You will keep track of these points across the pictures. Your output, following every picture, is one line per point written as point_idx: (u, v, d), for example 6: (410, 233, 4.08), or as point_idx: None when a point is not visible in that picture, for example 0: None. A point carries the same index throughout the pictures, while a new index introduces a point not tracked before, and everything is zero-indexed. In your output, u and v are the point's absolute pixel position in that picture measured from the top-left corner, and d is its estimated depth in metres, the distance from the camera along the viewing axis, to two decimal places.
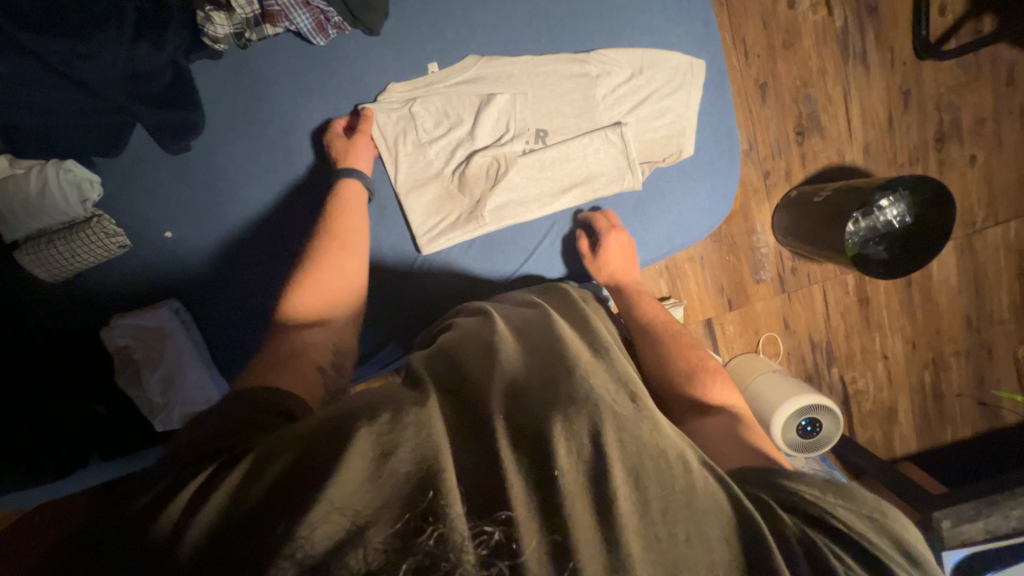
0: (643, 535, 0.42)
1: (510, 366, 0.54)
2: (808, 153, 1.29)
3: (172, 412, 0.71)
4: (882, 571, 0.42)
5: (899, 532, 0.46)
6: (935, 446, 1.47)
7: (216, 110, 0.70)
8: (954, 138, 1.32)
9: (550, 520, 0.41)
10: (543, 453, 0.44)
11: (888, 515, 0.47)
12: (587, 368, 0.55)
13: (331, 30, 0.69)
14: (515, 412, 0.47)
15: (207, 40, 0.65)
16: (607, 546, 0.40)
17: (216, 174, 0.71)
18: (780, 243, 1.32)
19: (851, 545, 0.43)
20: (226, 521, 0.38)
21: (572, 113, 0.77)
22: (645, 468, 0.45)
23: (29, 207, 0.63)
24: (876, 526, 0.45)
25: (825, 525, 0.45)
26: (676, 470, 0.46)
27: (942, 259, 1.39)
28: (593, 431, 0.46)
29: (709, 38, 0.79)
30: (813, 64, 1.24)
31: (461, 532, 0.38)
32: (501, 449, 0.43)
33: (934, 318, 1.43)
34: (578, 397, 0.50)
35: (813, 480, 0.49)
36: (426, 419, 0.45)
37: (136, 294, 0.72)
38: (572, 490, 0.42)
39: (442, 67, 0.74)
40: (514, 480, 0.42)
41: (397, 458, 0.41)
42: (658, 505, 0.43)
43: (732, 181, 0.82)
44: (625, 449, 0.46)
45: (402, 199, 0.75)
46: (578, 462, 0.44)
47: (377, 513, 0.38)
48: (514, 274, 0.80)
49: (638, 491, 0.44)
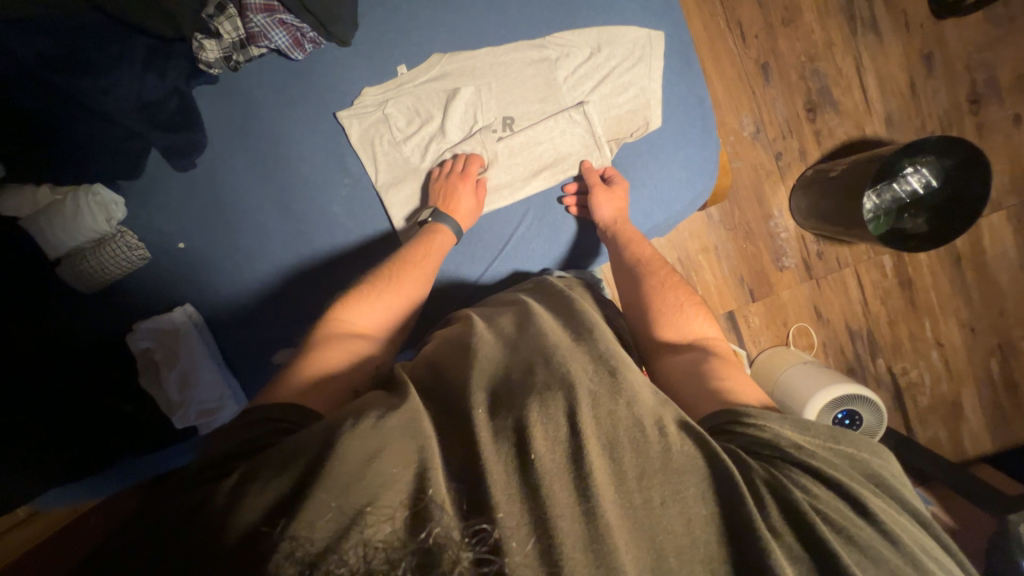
0: (622, 510, 0.41)
1: (486, 358, 0.54)
2: (823, 129, 1.22)
3: (188, 409, 0.78)
4: (863, 510, 0.42)
5: (870, 459, 0.46)
6: (1014, 444, 1.29)
7: (215, 127, 0.78)
8: (992, 100, 1.21)
9: (530, 500, 0.39)
10: (518, 438, 0.43)
11: (857, 440, 0.47)
12: (566, 355, 0.52)
13: (307, 45, 0.76)
14: (496, 405, 0.46)
15: (202, 66, 0.73)
16: (585, 517, 0.39)
17: (220, 188, 0.78)
18: (802, 226, 1.24)
19: (824, 481, 0.43)
20: (238, 536, 0.38)
21: (537, 98, 0.80)
22: (621, 438, 0.44)
23: (65, 227, 0.71)
24: (846, 456, 0.46)
25: (796, 463, 0.45)
26: (651, 436, 0.44)
27: (995, 231, 1.26)
28: (570, 412, 0.44)
29: (670, 12, 0.80)
30: (818, 37, 1.19)
31: (455, 528, 0.37)
32: (477, 421, 0.44)
33: (994, 297, 1.28)
34: (553, 379, 0.47)
35: (783, 421, 0.48)
36: (412, 420, 0.45)
37: (155, 304, 0.80)
38: (550, 471, 0.41)
39: (410, 68, 0.79)
40: (493, 465, 0.41)
41: (384, 461, 0.41)
42: (634, 472, 0.42)
43: (709, 151, 0.81)
44: (600, 423, 0.45)
45: (382, 197, 0.79)
46: (557, 442, 0.43)
47: (375, 511, 0.38)
48: (483, 275, 0.81)
49: (614, 462, 0.43)
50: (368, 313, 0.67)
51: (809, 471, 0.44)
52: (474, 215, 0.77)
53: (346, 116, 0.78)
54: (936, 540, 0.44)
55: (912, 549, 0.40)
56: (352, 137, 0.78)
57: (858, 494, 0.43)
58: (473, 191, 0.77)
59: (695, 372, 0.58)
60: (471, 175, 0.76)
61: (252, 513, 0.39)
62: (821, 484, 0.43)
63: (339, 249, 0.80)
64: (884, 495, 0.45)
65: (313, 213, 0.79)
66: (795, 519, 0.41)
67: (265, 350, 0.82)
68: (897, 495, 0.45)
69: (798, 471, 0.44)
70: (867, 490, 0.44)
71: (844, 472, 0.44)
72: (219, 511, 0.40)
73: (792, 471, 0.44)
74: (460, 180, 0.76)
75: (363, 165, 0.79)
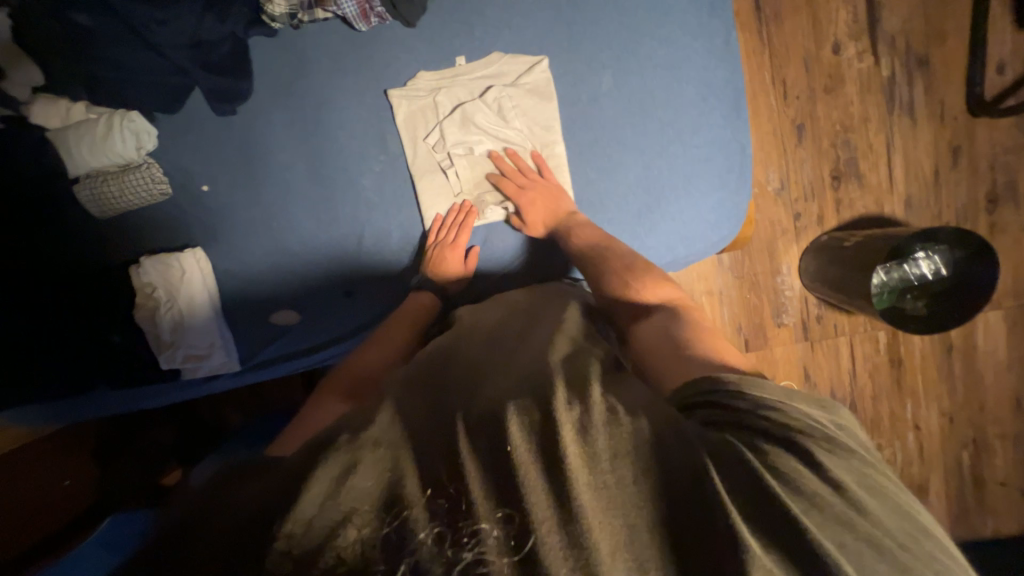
0: (594, 491, 0.38)
1: (486, 362, 0.55)
2: (844, 199, 1.24)
3: (177, 350, 0.78)
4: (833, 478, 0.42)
5: (818, 416, 0.48)
6: (971, 539, 1.31)
7: (264, 80, 0.78)
8: (1008, 202, 1.25)
9: (504, 487, 0.38)
10: (493, 435, 0.41)
11: (807, 403, 0.48)
12: (564, 360, 0.52)
13: (373, 18, 0.76)
14: (473, 405, 0.46)
15: (265, 18, 0.73)
16: (559, 501, 0.37)
17: (254, 139, 0.78)
18: (807, 288, 1.25)
19: (785, 449, 0.43)
20: (236, 530, 0.37)
21: (586, 113, 0.81)
22: (594, 422, 0.42)
23: (92, 147, 0.71)
24: (802, 423, 0.46)
25: (756, 434, 0.44)
26: (623, 419, 0.43)
27: (989, 329, 1.29)
28: (544, 405, 0.43)
29: (728, 57, 0.81)
30: (855, 110, 1.22)
31: (431, 537, 0.36)
32: (459, 438, 0.42)
33: (978, 392, 1.30)
34: (541, 381, 0.47)
35: (740, 385, 0.49)
36: (391, 434, 0.44)
37: (164, 241, 0.79)
38: (524, 463, 0.39)
39: (469, 61, 0.79)
40: (467, 459, 0.40)
41: (359, 476, 0.40)
42: (607, 453, 0.40)
43: (739, 198, 0.84)
44: (574, 412, 0.43)
45: (416, 180, 0.80)
46: (531, 434, 0.41)
47: (366, 508, 0.38)
48: (508, 266, 0.85)
49: (587, 446, 0.40)
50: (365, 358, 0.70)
51: (773, 441, 0.44)
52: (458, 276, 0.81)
53: (396, 95, 0.78)
54: (890, 480, 0.45)
55: (861, 498, 0.41)
56: (398, 116, 0.78)
57: (807, 448, 0.43)
58: (462, 259, 0.81)
59: (669, 344, 0.60)
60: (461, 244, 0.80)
61: (246, 513, 0.38)
62: (790, 455, 0.43)
63: (359, 221, 0.80)
64: (844, 451, 0.44)
65: (342, 182, 0.80)
66: (764, 511, 0.39)
67: (266, 308, 0.81)
68: (856, 450, 0.45)
69: (760, 442, 0.43)
70: (826, 452, 0.44)
71: (802, 434, 0.44)
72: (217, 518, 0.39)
73: (759, 442, 0.44)
74: (449, 251, 0.79)
75: (402, 144, 0.79)
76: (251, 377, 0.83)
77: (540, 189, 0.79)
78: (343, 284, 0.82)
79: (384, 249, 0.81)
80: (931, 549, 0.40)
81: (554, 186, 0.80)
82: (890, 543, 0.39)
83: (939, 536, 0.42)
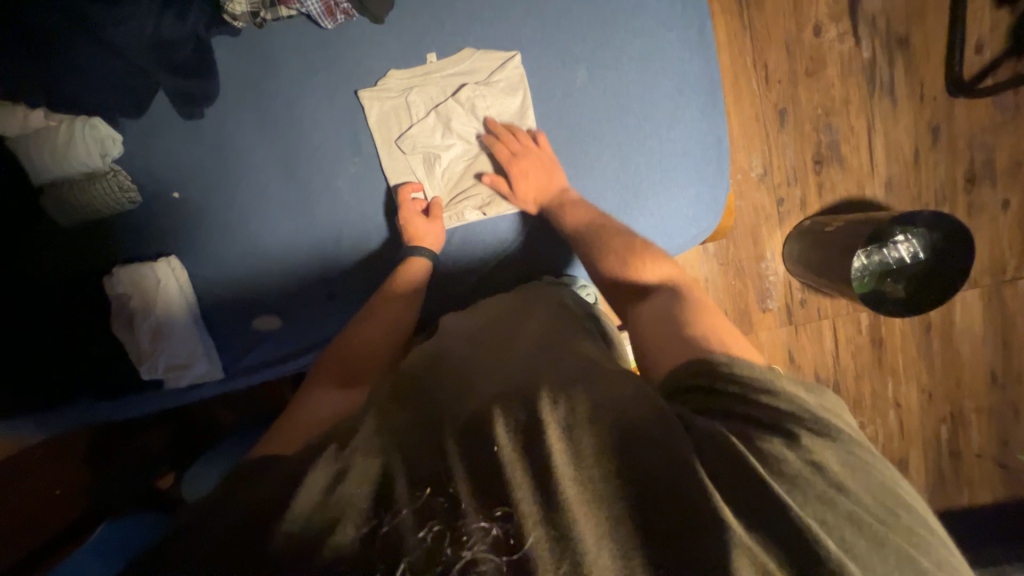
0: (581, 485, 0.39)
1: (469, 364, 0.56)
2: (826, 183, 1.25)
3: (157, 360, 0.76)
4: (823, 465, 0.41)
5: (804, 396, 0.46)
6: (949, 509, 1.36)
7: (229, 82, 0.75)
8: (986, 181, 1.27)
9: (492, 485, 0.39)
10: (480, 437, 0.42)
11: (790, 380, 0.47)
12: (549, 359, 0.53)
13: (339, 15, 0.74)
14: (461, 408, 0.47)
15: (226, 17, 0.71)
16: (543, 494, 0.38)
17: (223, 143, 0.76)
18: (790, 272, 1.27)
19: (763, 430, 0.43)
20: (233, 529, 0.39)
21: (561, 110, 0.79)
22: (579, 419, 0.43)
23: (54, 156, 0.69)
24: (787, 402, 0.45)
25: (743, 422, 0.44)
26: (607, 412, 0.44)
27: (966, 306, 1.32)
28: (529, 405, 0.44)
29: (704, 48, 0.80)
30: (836, 92, 1.21)
31: (421, 539, 0.37)
32: (446, 443, 0.43)
33: (955, 368, 1.34)
34: (524, 382, 0.48)
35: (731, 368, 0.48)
36: (380, 438, 0.45)
37: (137, 249, 0.77)
38: (511, 463, 0.40)
39: (440, 58, 0.78)
40: (457, 464, 0.41)
41: (350, 483, 0.41)
42: (593, 449, 0.41)
43: (718, 190, 0.83)
44: (558, 410, 0.44)
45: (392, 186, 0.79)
46: (516, 434, 0.42)
47: (359, 513, 0.39)
48: (489, 266, 0.83)
49: (573, 443, 0.42)
50: (355, 349, 0.67)
51: (763, 429, 0.43)
52: (441, 242, 0.79)
53: (367, 96, 0.76)
54: (874, 455, 0.43)
55: (845, 480, 0.40)
56: (370, 118, 0.77)
57: (795, 431, 0.42)
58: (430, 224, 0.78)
59: (663, 319, 0.60)
60: (436, 221, 0.78)
61: (242, 517, 0.40)
62: (777, 439, 0.42)
63: (337, 222, 0.79)
64: (831, 430, 0.43)
65: (319, 184, 0.78)
66: (753, 502, 0.38)
67: (246, 314, 0.80)
68: (841, 427, 0.44)
69: (746, 430, 0.43)
70: (819, 442, 0.42)
71: (782, 416, 0.44)
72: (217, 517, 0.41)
73: (750, 432, 0.43)
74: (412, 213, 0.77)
75: (375, 147, 0.78)
76: (237, 383, 0.83)
77: (533, 156, 0.77)
78: (325, 288, 0.81)
79: (365, 251, 0.80)
80: (910, 521, 0.40)
81: (548, 156, 0.78)
82: (868, 520, 0.39)
83: (919, 508, 0.41)
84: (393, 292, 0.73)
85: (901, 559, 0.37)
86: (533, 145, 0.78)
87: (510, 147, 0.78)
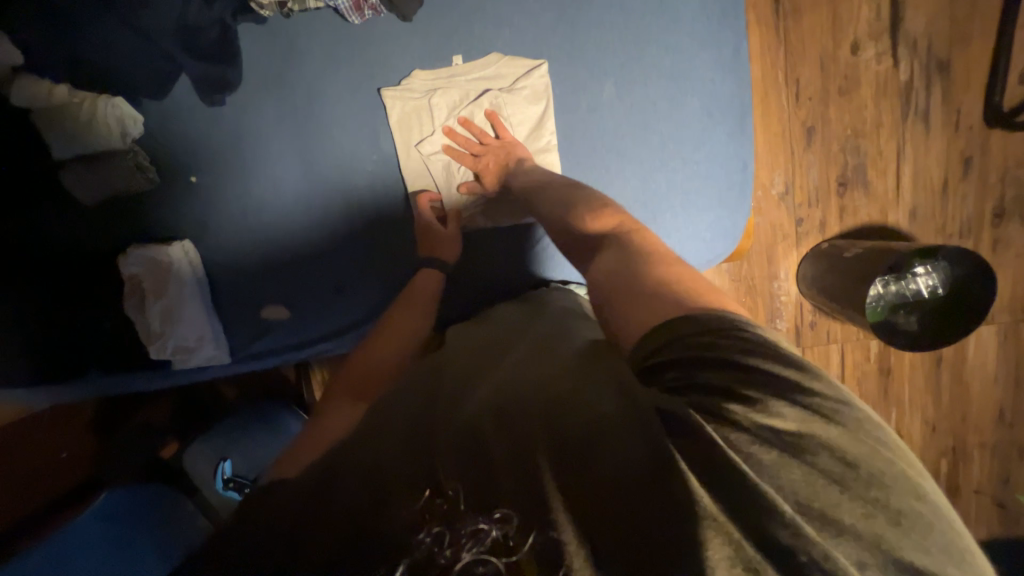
0: (568, 482, 0.38)
1: (460, 371, 0.56)
2: (849, 206, 1.22)
3: (166, 341, 0.77)
4: (807, 449, 0.38)
5: (778, 363, 0.43)
6: None
7: (252, 71, 0.75)
8: (1015, 217, 1.23)
9: (479, 482, 0.39)
10: (469, 439, 0.42)
11: (760, 343, 0.44)
12: (539, 366, 0.54)
13: (366, 11, 0.72)
14: (452, 414, 0.47)
15: (254, 6, 0.70)
16: (532, 491, 0.38)
17: (243, 131, 0.76)
18: (803, 294, 1.25)
19: (732, 404, 0.41)
20: (240, 552, 0.38)
21: (584, 123, 0.78)
22: (562, 420, 0.43)
23: (76, 133, 0.69)
24: (758, 371, 0.42)
25: (717, 400, 0.41)
26: (589, 410, 0.43)
27: (980, 342, 1.29)
28: (515, 412, 0.45)
29: (737, 68, 0.78)
30: (868, 114, 1.18)
31: (416, 539, 0.37)
32: (436, 445, 0.43)
33: (963, 404, 1.32)
34: (514, 390, 0.49)
35: (697, 339, 0.45)
36: (373, 442, 0.46)
37: (153, 229, 0.78)
38: (498, 460, 0.40)
39: (466, 61, 0.76)
40: (446, 463, 0.41)
41: (346, 488, 0.41)
42: (575, 446, 0.40)
43: (738, 216, 0.82)
44: (545, 414, 0.44)
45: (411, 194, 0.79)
46: (502, 435, 0.42)
47: (352, 517, 0.39)
48: (500, 271, 0.83)
49: (556, 441, 0.41)
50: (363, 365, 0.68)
51: (739, 407, 0.40)
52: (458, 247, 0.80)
53: (390, 95, 0.75)
54: (849, 420, 0.40)
55: (834, 464, 0.37)
56: (392, 117, 0.76)
57: (770, 405, 0.40)
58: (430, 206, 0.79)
59: (629, 279, 0.57)
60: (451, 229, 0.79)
61: (247, 536, 0.39)
62: (763, 426, 0.39)
63: (351, 216, 0.79)
64: (805, 401, 0.41)
65: (335, 178, 0.78)
66: (744, 506, 0.35)
67: (255, 302, 0.81)
68: (815, 393, 0.41)
69: (722, 410, 0.40)
70: (797, 420, 0.39)
71: (751, 388, 0.41)
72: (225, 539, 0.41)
73: (727, 414, 0.40)
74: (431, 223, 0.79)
75: (395, 147, 0.77)
76: (244, 368, 0.84)
77: (492, 152, 0.79)
78: (334, 282, 0.81)
79: (377, 247, 0.80)
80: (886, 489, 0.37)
81: (508, 144, 0.78)
82: (845, 498, 0.36)
83: (898, 472, 0.39)
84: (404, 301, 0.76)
85: (878, 538, 0.35)
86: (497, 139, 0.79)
87: (473, 141, 0.79)
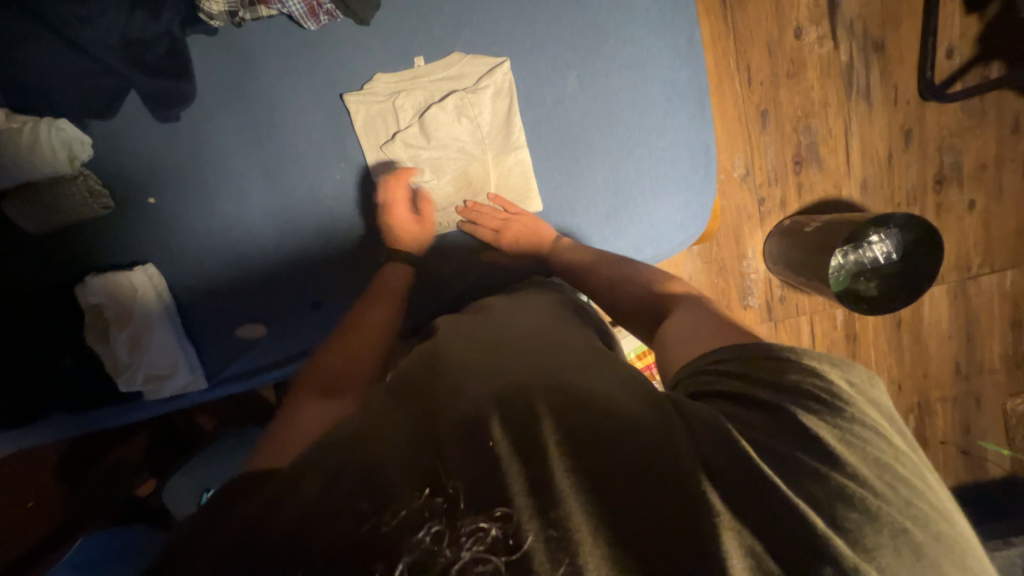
0: (577, 479, 0.40)
1: (463, 355, 0.55)
2: (805, 183, 1.28)
3: (136, 371, 0.74)
4: (816, 443, 0.41)
5: (826, 367, 0.47)
6: None
7: (207, 83, 0.72)
8: (954, 182, 1.32)
9: (493, 483, 0.39)
10: (476, 439, 0.42)
11: (807, 354, 0.48)
12: (543, 355, 0.54)
13: (322, 16, 0.71)
14: (456, 401, 0.46)
15: (202, 16, 0.68)
16: (540, 492, 0.39)
17: (202, 146, 0.73)
18: (771, 270, 1.30)
19: (763, 412, 0.44)
20: (236, 542, 0.37)
21: (548, 115, 0.79)
22: (575, 416, 0.44)
23: (19, 160, 0.65)
24: (783, 384, 0.46)
25: (739, 399, 0.46)
26: (603, 408, 0.44)
27: (934, 302, 1.38)
28: (529, 404, 0.44)
29: (692, 55, 0.81)
30: (815, 95, 1.24)
31: (421, 538, 0.36)
32: (444, 440, 0.42)
33: (923, 361, 1.40)
34: (520, 378, 0.48)
35: (739, 353, 0.50)
36: (372, 432, 0.44)
37: (115, 257, 0.74)
38: (506, 458, 0.40)
39: (429, 61, 0.76)
40: (455, 460, 0.41)
41: (345, 477, 0.40)
42: (588, 444, 0.42)
43: (705, 197, 0.85)
44: (558, 407, 0.44)
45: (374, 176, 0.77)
46: (516, 432, 0.42)
47: (353, 509, 0.38)
48: (482, 268, 0.84)
49: (571, 439, 0.42)
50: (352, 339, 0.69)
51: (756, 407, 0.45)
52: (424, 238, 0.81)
53: (354, 100, 0.75)
54: (878, 435, 0.43)
55: (838, 454, 0.41)
56: (356, 122, 0.75)
57: (788, 407, 0.44)
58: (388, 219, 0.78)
59: (695, 328, 0.60)
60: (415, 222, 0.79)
61: (240, 520, 0.38)
62: (774, 425, 0.43)
63: (322, 226, 0.78)
64: (832, 410, 0.44)
65: (304, 192, 0.76)
66: (748, 491, 0.39)
67: (227, 323, 0.78)
68: (846, 406, 0.44)
69: (740, 410, 0.45)
70: (824, 427, 0.42)
71: (781, 395, 0.45)
72: (218, 519, 0.39)
73: (747, 414, 0.44)
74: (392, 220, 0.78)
75: (363, 150, 0.77)
76: (223, 390, 0.81)
77: (518, 224, 0.81)
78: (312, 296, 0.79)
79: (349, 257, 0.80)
80: (906, 495, 0.40)
81: (531, 219, 0.82)
82: (861, 494, 0.39)
83: (923, 488, 0.41)
84: (375, 290, 0.76)
85: (895, 533, 0.37)
86: (520, 214, 0.82)
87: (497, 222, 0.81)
